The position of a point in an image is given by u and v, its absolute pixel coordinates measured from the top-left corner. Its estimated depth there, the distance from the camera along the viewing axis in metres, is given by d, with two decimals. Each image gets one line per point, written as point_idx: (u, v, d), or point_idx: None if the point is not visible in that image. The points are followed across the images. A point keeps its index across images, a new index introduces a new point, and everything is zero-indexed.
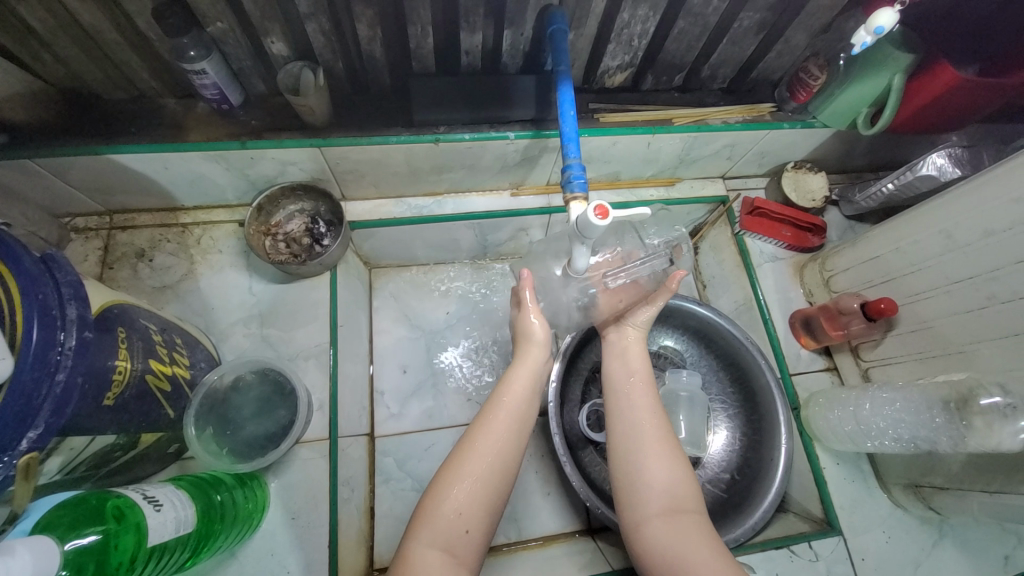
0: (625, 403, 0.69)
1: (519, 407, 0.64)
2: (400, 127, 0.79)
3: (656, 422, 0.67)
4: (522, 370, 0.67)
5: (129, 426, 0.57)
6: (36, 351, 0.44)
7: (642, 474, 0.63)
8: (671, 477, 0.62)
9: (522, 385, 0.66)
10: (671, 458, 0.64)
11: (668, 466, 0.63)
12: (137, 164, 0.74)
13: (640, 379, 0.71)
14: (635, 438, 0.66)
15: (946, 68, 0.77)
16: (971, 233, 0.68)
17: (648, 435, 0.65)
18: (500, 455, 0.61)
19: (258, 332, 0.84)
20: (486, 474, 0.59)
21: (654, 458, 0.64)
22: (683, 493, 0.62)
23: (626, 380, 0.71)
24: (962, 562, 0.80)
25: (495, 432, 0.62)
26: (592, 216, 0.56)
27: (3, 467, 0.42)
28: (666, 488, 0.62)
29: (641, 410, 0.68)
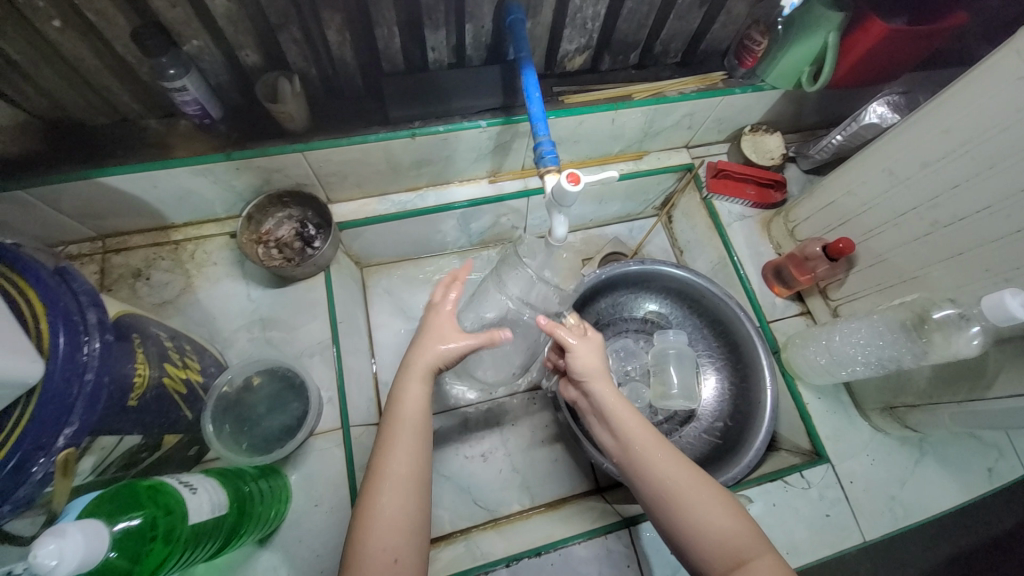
0: (638, 465, 0.66)
1: (416, 418, 0.65)
2: (377, 126, 0.83)
3: (685, 472, 0.64)
4: (411, 387, 0.67)
5: (152, 427, 0.60)
6: (65, 355, 0.47)
7: (695, 535, 0.59)
8: (721, 528, 0.58)
9: (416, 395, 0.67)
10: (714, 506, 0.60)
11: (716, 516, 0.59)
12: (126, 184, 0.76)
13: (637, 434, 0.67)
14: (667, 500, 0.62)
15: (875, 23, 0.85)
16: (910, 168, 0.74)
17: (681, 489, 0.62)
18: (408, 474, 0.61)
19: (262, 336, 0.87)
20: (400, 493, 0.60)
21: (699, 510, 0.60)
22: (738, 538, 0.57)
23: (630, 436, 0.67)
24: (940, 474, 0.88)
25: (399, 450, 0.62)
26: (565, 184, 0.62)
27: (44, 464, 0.45)
28: (719, 546, 0.57)
29: (664, 468, 0.64)
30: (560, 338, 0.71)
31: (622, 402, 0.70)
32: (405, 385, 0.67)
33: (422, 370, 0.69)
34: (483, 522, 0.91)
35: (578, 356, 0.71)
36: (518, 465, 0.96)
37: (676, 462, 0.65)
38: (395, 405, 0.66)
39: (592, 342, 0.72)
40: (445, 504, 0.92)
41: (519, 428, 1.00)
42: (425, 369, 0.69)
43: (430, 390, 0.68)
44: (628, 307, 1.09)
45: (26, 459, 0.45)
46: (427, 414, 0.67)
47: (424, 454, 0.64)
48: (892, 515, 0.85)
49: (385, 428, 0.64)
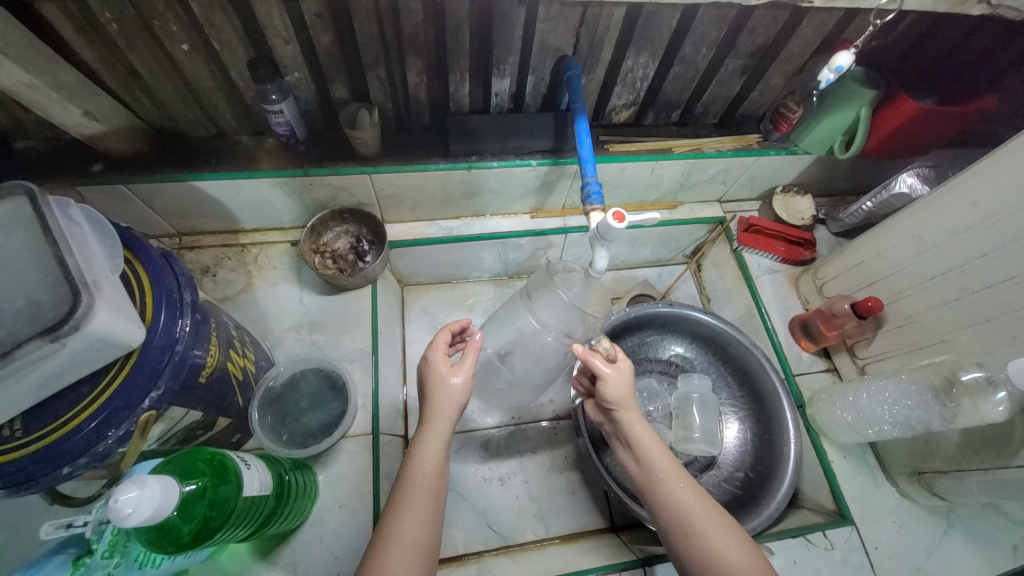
0: (658, 492, 0.67)
1: (429, 484, 0.64)
2: (438, 157, 0.92)
3: (702, 504, 0.65)
4: (427, 445, 0.66)
5: (211, 407, 0.66)
6: (163, 327, 0.53)
7: (710, 565, 0.61)
8: (734, 562, 0.60)
9: (431, 458, 0.65)
10: (729, 539, 0.62)
11: (730, 549, 0.61)
12: (213, 189, 0.86)
13: (659, 463, 0.68)
14: (684, 529, 0.64)
15: (906, 100, 0.91)
16: (939, 235, 0.78)
17: (698, 520, 0.63)
18: (416, 542, 0.59)
19: (308, 338, 0.93)
20: (404, 563, 0.57)
21: (713, 542, 0.61)
22: (749, 571, 0.59)
23: (652, 465, 0.68)
24: (970, 550, 0.85)
25: (410, 520, 0.60)
26: (610, 221, 0.68)
27: (128, 421, 0.50)
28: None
29: (684, 499, 0.65)
30: (594, 367, 0.71)
31: (646, 431, 0.71)
32: (420, 448, 0.66)
33: (442, 426, 0.68)
34: (496, 548, 0.91)
35: (608, 386, 0.71)
36: (534, 493, 0.97)
37: (695, 492, 0.66)
38: (410, 465, 0.65)
39: (625, 372, 0.72)
40: (460, 524, 0.92)
41: (538, 456, 1.01)
42: (442, 430, 0.68)
43: (445, 451, 0.67)
44: (654, 348, 1.11)
45: (117, 413, 0.49)
46: (440, 477, 0.65)
47: (435, 525, 0.63)
48: None
49: (398, 489, 0.62)
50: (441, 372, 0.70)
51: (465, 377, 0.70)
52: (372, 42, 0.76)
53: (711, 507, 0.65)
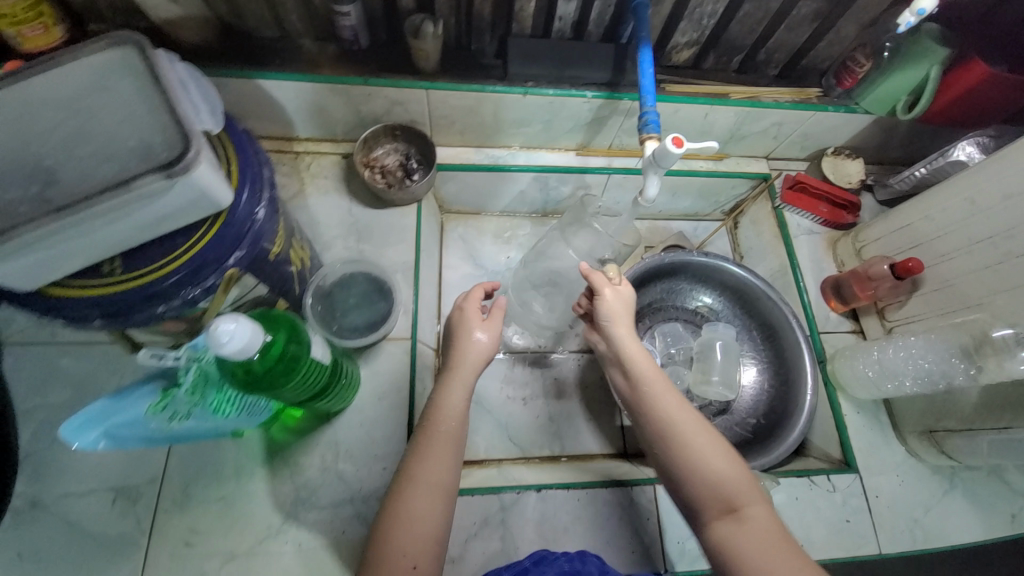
0: (651, 407, 0.70)
1: (450, 429, 0.68)
2: (495, 79, 0.92)
3: (692, 417, 0.68)
4: (451, 393, 0.71)
5: (275, 286, 0.70)
6: (247, 195, 0.56)
7: (697, 474, 0.63)
8: (722, 471, 0.63)
9: (454, 405, 0.69)
10: (718, 450, 0.64)
11: (717, 461, 0.64)
12: (276, 90, 0.88)
13: (656, 380, 0.72)
14: (670, 438, 0.67)
15: (978, 64, 0.89)
16: (993, 198, 0.77)
17: (687, 431, 0.66)
18: (437, 484, 0.64)
19: (355, 247, 0.97)
20: (426, 505, 0.62)
21: (704, 454, 0.64)
22: (734, 482, 0.62)
23: (648, 378, 0.72)
24: (966, 509, 0.89)
25: (430, 461, 0.65)
26: (669, 145, 0.68)
27: (218, 272, 0.55)
28: (716, 486, 0.62)
29: (676, 414, 0.68)
30: (594, 282, 0.77)
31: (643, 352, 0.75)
32: (443, 396, 0.70)
33: (464, 377, 0.72)
34: (514, 457, 0.98)
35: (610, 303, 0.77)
36: (554, 416, 1.03)
37: (686, 408, 0.69)
38: (434, 412, 0.69)
39: (622, 293, 0.79)
40: (483, 433, 0.99)
41: (560, 383, 1.06)
42: (466, 380, 0.72)
43: (468, 399, 0.72)
44: (682, 297, 1.14)
45: (207, 265, 0.54)
46: (461, 423, 0.69)
47: (453, 468, 0.66)
48: (912, 536, 0.87)
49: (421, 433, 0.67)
50: (469, 328, 0.77)
51: (490, 334, 0.77)
52: None
53: (702, 423, 0.68)
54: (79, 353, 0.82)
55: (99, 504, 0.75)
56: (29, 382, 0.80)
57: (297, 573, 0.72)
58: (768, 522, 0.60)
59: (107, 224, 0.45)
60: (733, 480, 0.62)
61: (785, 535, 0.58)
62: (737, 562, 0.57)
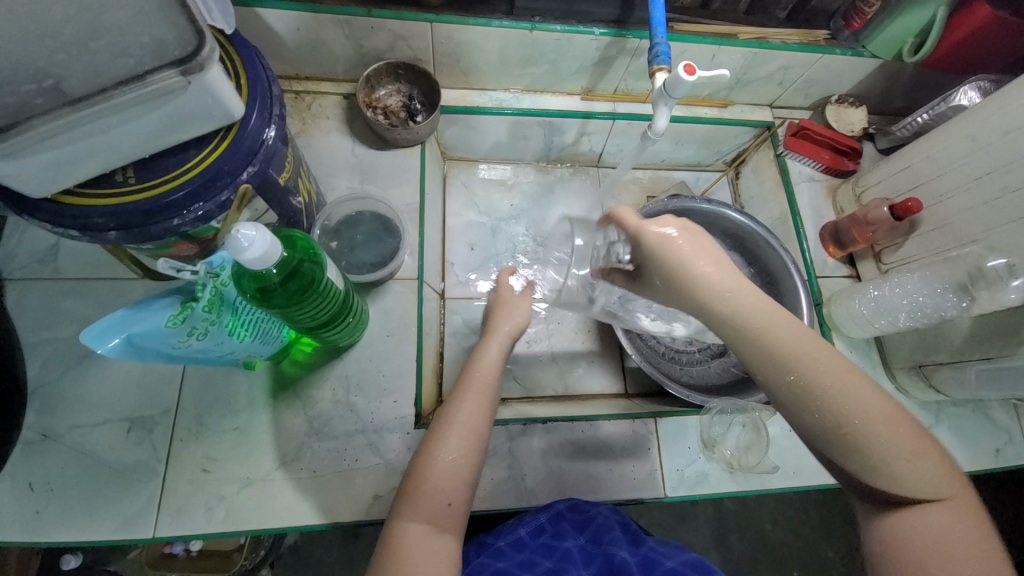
0: (813, 393, 0.49)
1: (486, 382, 0.69)
2: (501, 14, 0.90)
3: (864, 389, 0.49)
4: (489, 352, 0.74)
5: (284, 215, 0.70)
6: (258, 107, 0.56)
7: (889, 469, 0.48)
8: (919, 461, 0.48)
9: (491, 361, 0.72)
10: (907, 433, 0.49)
11: (901, 445, 0.48)
12: (276, 21, 0.85)
13: (809, 350, 0.50)
14: (846, 427, 0.48)
15: (981, 5, 0.89)
16: (992, 134, 0.79)
17: (866, 413, 0.48)
18: (471, 425, 0.64)
19: (358, 188, 0.96)
20: (461, 446, 0.63)
21: (883, 437, 0.48)
22: (925, 471, 0.48)
23: (793, 350, 0.50)
24: (950, 439, 0.95)
25: (465, 409, 0.65)
26: (681, 72, 0.67)
27: (232, 186, 0.55)
28: (910, 477, 0.48)
29: (854, 393, 0.49)
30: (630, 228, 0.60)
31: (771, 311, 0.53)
32: (481, 356, 0.73)
33: (502, 337, 0.76)
34: (519, 396, 1.00)
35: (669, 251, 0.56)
36: (557, 359, 1.05)
37: (857, 379, 0.50)
38: (473, 367, 0.72)
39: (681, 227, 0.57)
40: None
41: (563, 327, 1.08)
42: (501, 340, 0.76)
43: (503, 358, 0.74)
44: None
45: (221, 177, 0.54)
46: (498, 379, 0.71)
47: (487, 417, 0.67)
48: None
49: (458, 381, 0.69)
50: (505, 300, 0.84)
51: (524, 308, 0.82)
52: None
53: (882, 399, 0.50)
54: (82, 289, 0.81)
55: (113, 434, 0.75)
56: (34, 316, 0.79)
57: (313, 495, 0.75)
58: (971, 514, 0.48)
59: (121, 124, 0.46)
60: (931, 470, 0.48)
61: (983, 525, 0.48)
62: (935, 567, 0.46)
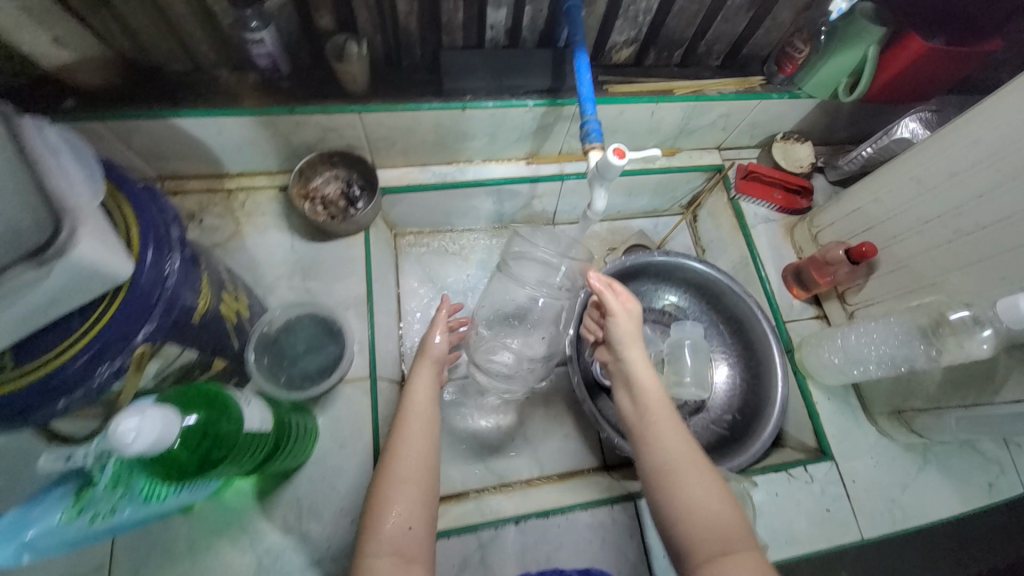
0: (642, 431, 0.73)
1: (426, 410, 0.74)
2: (431, 96, 0.87)
3: (690, 450, 0.69)
4: (421, 378, 0.78)
5: (206, 348, 0.65)
6: (151, 260, 0.51)
7: (692, 517, 0.63)
8: (726, 519, 0.61)
9: (424, 391, 0.76)
10: (717, 494, 0.64)
11: (711, 498, 0.64)
12: (194, 128, 0.81)
13: (655, 405, 0.74)
14: (666, 473, 0.67)
15: (914, 39, 0.87)
16: (938, 176, 0.77)
17: (683, 467, 0.67)
18: (420, 458, 0.68)
19: (301, 285, 0.91)
20: (411, 474, 0.66)
21: (692, 489, 0.65)
22: (728, 531, 0.61)
23: (647, 394, 0.76)
24: (941, 482, 0.92)
25: (408, 443, 0.69)
26: (610, 157, 0.66)
27: (124, 354, 0.50)
28: (712, 530, 0.61)
29: (671, 446, 0.70)
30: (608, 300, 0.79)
31: (649, 371, 0.78)
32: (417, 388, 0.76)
33: (428, 367, 0.81)
34: (492, 485, 0.94)
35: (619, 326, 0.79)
36: (530, 436, 1.00)
37: (685, 442, 0.70)
38: (407, 399, 0.75)
39: (632, 311, 0.80)
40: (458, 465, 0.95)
41: (533, 402, 1.03)
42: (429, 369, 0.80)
43: (436, 390, 0.77)
44: (649, 298, 1.12)
45: (110, 349, 0.49)
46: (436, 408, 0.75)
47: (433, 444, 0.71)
48: (892, 517, 0.88)
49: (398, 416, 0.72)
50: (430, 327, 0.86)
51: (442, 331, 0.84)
52: None
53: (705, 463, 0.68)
54: None
55: None
56: None
57: None
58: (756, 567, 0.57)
59: None
60: (733, 524, 0.61)
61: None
62: None
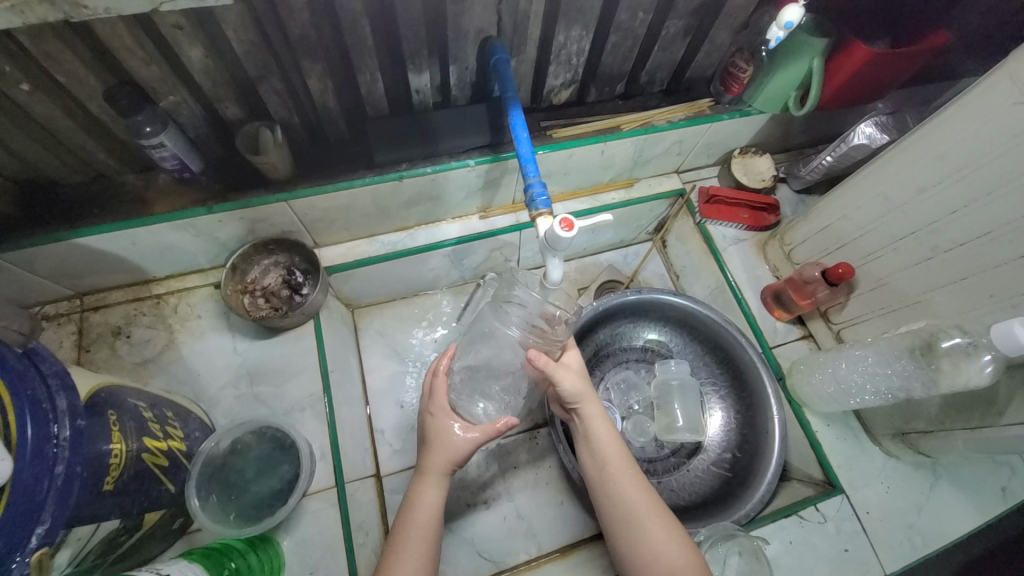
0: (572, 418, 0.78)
1: (426, 524, 0.68)
2: (363, 170, 0.81)
3: (648, 501, 0.69)
4: (427, 493, 0.70)
5: (131, 509, 0.57)
6: (33, 448, 0.43)
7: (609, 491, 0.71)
8: (684, 565, 0.63)
9: (428, 503, 0.70)
10: (678, 544, 0.65)
11: (671, 551, 0.64)
12: (102, 244, 0.73)
13: (613, 460, 0.72)
14: (628, 529, 0.67)
15: (858, 46, 0.84)
16: (906, 193, 0.74)
17: (643, 520, 0.67)
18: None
19: (248, 392, 0.85)
20: None
21: (651, 541, 0.65)
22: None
23: (607, 449, 0.72)
24: (956, 497, 0.84)
25: (406, 557, 0.65)
26: (558, 230, 0.60)
27: (16, 568, 0.41)
28: (621, 505, 0.69)
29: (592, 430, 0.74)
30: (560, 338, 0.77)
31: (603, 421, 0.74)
32: (418, 492, 0.70)
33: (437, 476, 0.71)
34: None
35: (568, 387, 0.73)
36: (522, 511, 0.93)
37: (645, 496, 0.69)
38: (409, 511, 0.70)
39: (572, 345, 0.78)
40: (448, 558, 0.87)
41: (522, 470, 0.96)
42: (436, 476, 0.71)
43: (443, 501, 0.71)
44: (627, 337, 1.07)
45: None
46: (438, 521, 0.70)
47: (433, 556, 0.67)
48: (911, 546, 0.81)
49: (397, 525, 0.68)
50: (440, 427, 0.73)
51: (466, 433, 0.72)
52: (253, 52, 0.64)
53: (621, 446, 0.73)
54: None
55: None
56: None
57: None
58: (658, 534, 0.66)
59: None
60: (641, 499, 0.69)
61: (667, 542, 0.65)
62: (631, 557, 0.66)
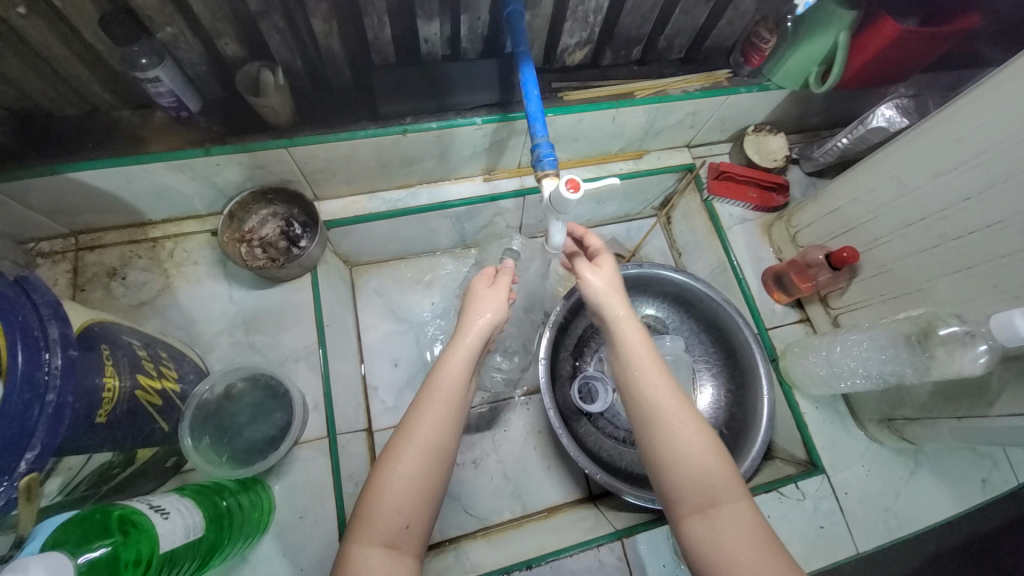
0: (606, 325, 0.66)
1: (452, 393, 0.58)
2: (366, 122, 0.79)
3: (679, 406, 0.60)
4: (456, 355, 0.61)
5: (124, 443, 0.58)
6: (24, 373, 0.43)
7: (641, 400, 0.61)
8: (712, 476, 0.56)
9: (458, 368, 0.60)
10: (706, 452, 0.57)
11: (704, 457, 0.57)
12: (97, 181, 0.72)
13: (644, 366, 0.62)
14: (654, 436, 0.59)
15: (887, 22, 0.80)
16: (920, 177, 0.73)
17: (674, 424, 0.58)
18: (436, 445, 0.56)
19: (244, 340, 0.85)
20: (423, 463, 0.55)
21: (684, 445, 0.58)
22: (717, 485, 0.56)
23: (630, 358, 0.63)
24: (935, 486, 0.86)
25: (427, 422, 0.56)
26: (564, 190, 0.58)
27: (5, 490, 0.42)
28: (651, 409, 0.60)
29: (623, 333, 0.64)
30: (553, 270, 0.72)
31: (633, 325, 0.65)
32: (449, 353, 0.61)
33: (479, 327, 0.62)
34: (474, 531, 0.89)
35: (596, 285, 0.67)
36: (510, 472, 0.95)
37: (677, 400, 0.60)
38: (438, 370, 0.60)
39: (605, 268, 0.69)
40: None
41: (511, 434, 0.98)
42: (472, 341, 0.62)
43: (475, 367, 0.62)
44: None
45: None
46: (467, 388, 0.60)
47: (454, 425, 0.58)
48: (886, 528, 0.83)
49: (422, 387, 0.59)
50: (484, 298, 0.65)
51: (495, 308, 0.64)
52: None
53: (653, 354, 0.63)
54: None
55: None
56: None
57: None
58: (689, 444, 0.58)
59: None
60: (673, 405, 0.60)
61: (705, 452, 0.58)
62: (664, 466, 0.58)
